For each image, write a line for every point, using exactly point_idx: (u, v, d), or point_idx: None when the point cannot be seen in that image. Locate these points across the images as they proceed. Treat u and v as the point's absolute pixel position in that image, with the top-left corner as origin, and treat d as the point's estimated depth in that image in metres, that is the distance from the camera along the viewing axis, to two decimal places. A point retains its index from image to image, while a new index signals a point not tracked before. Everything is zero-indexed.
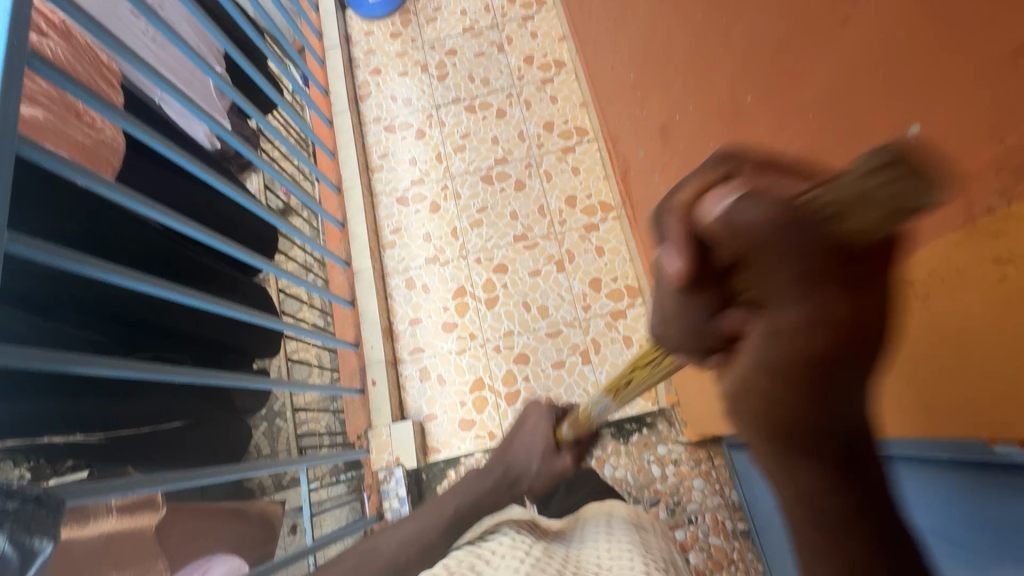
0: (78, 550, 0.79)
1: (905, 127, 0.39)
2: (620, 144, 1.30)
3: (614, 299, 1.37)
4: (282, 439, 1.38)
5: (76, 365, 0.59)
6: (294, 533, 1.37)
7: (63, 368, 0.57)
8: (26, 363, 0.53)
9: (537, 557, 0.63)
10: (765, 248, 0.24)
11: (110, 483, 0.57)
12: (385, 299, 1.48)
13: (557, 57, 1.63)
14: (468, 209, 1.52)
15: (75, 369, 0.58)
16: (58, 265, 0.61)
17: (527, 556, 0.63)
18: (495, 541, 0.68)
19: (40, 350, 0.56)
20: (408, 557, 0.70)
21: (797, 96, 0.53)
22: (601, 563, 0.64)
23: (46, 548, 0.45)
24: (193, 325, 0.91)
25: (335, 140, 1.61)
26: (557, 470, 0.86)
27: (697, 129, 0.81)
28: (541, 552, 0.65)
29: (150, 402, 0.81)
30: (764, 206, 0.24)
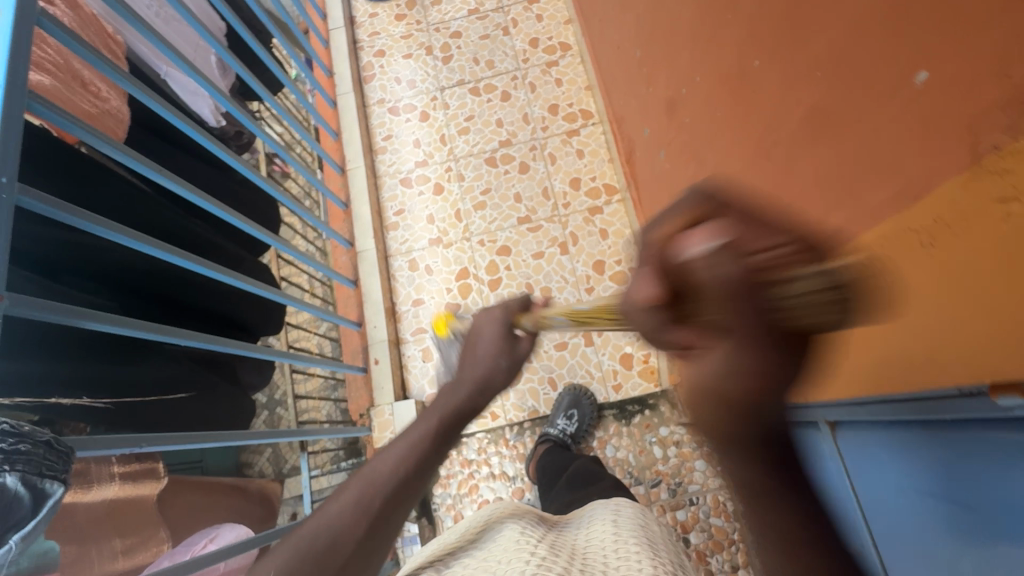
0: (82, 515, 0.80)
1: (913, 74, 0.39)
2: (626, 125, 1.29)
3: (617, 282, 1.37)
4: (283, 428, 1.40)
5: (84, 320, 0.60)
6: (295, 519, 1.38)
7: (70, 321, 0.58)
8: (35, 313, 0.54)
9: (542, 557, 0.66)
10: (716, 299, 0.25)
11: (118, 437, 0.58)
12: (388, 280, 1.48)
13: (563, 40, 1.62)
14: (472, 191, 1.52)
15: (83, 323, 0.60)
16: (65, 221, 0.62)
17: (533, 557, 0.66)
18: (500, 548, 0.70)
19: (50, 303, 0.57)
20: (407, 473, 0.61)
21: (801, 55, 0.53)
22: (609, 563, 0.65)
23: (57, 492, 0.48)
24: (199, 296, 0.92)
25: (340, 122, 1.61)
26: (521, 359, 0.74)
27: (702, 102, 0.80)
28: (547, 552, 0.68)
29: (155, 370, 0.82)
30: (729, 263, 0.25)
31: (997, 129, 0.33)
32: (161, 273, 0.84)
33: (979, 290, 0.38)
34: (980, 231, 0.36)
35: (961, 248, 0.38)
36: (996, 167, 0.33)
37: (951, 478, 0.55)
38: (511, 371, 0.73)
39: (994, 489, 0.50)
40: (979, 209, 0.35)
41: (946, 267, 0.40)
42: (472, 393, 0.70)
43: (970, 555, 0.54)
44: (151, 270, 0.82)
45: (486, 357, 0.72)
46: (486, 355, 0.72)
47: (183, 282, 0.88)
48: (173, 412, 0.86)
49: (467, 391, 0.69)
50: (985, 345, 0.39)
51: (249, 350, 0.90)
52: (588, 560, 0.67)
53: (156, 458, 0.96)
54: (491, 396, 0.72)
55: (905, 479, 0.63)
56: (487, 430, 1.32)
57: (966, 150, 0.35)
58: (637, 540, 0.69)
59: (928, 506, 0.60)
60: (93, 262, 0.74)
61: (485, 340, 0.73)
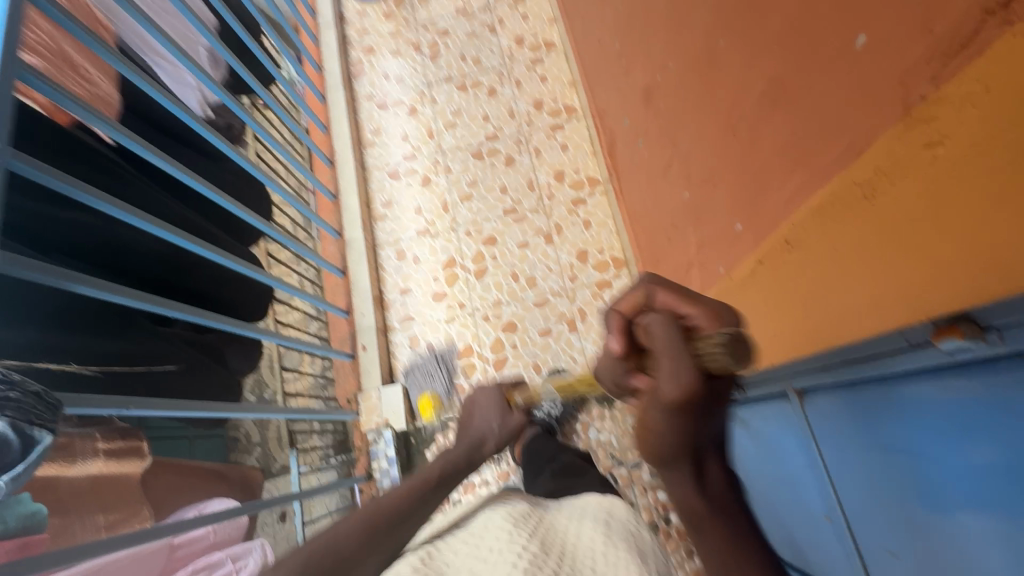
0: (66, 488, 0.81)
1: (857, 38, 0.42)
2: (607, 118, 1.33)
3: (600, 270, 1.40)
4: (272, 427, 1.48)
5: (73, 284, 0.62)
6: (284, 521, 1.35)
7: (62, 283, 0.60)
8: (25, 274, 0.56)
9: (534, 553, 0.63)
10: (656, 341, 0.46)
11: (106, 398, 0.60)
12: (376, 270, 1.51)
13: (548, 38, 1.67)
14: (459, 183, 1.55)
15: (72, 287, 0.62)
16: (56, 189, 0.65)
17: (524, 551, 0.63)
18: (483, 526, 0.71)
19: (40, 265, 0.59)
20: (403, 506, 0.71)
21: (761, 31, 0.57)
22: (597, 561, 0.63)
23: (45, 439, 0.50)
24: (187, 277, 0.95)
25: (329, 116, 1.64)
26: (511, 427, 0.99)
27: (676, 86, 0.85)
28: (538, 547, 0.65)
29: (142, 345, 0.84)
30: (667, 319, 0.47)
31: (925, 79, 0.36)
32: (146, 250, 0.85)
33: (915, 231, 0.40)
34: (912, 173, 0.39)
35: (898, 190, 0.40)
36: (924, 114, 0.37)
37: (904, 434, 0.59)
38: (501, 433, 0.97)
39: (944, 442, 0.53)
40: (908, 154, 0.39)
41: (887, 210, 0.42)
42: (467, 450, 0.91)
43: (927, 507, 0.58)
44: (138, 247, 0.83)
45: (486, 423, 0.98)
46: (485, 418, 1.00)
47: (170, 261, 0.90)
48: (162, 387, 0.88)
49: (464, 449, 0.90)
50: (914, 283, 0.42)
51: (236, 326, 0.93)
52: (575, 558, 0.65)
53: (141, 438, 0.94)
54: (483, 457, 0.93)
55: (869, 438, 0.66)
56: None
57: (901, 102, 0.39)
58: (627, 546, 0.66)
59: (890, 463, 0.63)
60: (86, 239, 0.76)
61: (484, 407, 1.02)
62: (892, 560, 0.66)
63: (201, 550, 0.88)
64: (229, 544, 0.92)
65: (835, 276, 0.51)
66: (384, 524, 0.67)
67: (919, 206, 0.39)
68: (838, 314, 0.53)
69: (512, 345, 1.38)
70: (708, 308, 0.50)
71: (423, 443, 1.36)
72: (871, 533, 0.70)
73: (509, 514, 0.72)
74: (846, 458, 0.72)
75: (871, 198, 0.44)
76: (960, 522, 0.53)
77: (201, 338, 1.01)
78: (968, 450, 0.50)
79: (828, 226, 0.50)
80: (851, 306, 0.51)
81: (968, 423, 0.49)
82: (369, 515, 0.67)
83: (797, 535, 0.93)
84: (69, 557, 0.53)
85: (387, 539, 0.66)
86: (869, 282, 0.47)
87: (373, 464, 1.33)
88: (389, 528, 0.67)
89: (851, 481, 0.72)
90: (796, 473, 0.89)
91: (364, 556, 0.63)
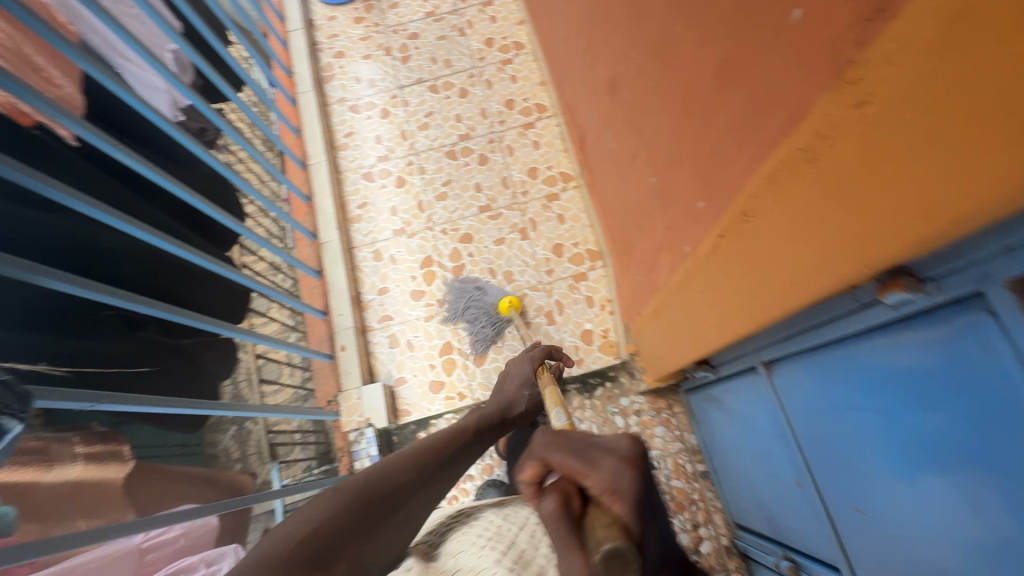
0: (44, 494, 0.79)
1: (791, 14, 0.45)
2: (576, 113, 1.36)
3: (576, 263, 1.43)
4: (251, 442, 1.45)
5: (40, 277, 0.60)
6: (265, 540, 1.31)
7: (31, 276, 0.59)
8: None
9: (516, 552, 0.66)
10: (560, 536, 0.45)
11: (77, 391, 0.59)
12: (353, 271, 1.50)
13: (516, 40, 1.71)
14: (433, 183, 1.56)
15: (39, 280, 0.60)
16: (19, 181, 0.63)
17: (505, 550, 0.66)
18: (483, 519, 0.73)
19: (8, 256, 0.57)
20: (452, 452, 0.79)
21: (708, 16, 0.60)
22: None
23: (15, 428, 0.49)
24: (160, 279, 0.93)
25: (300, 119, 1.64)
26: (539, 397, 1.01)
27: (637, 74, 0.88)
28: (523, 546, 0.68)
29: (113, 346, 0.82)
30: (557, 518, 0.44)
31: (850, 43, 0.39)
32: (109, 249, 0.83)
33: (853, 189, 0.43)
34: (847, 132, 0.41)
35: (834, 149, 0.43)
36: (854, 75, 0.39)
37: (869, 391, 0.61)
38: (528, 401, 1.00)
39: (905, 394, 0.56)
40: (842, 115, 0.41)
41: (826, 170, 0.45)
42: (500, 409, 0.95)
43: (895, 462, 0.60)
44: (98, 247, 0.81)
45: (512, 386, 1.01)
46: (512, 380, 1.03)
47: (142, 263, 0.89)
48: (130, 390, 0.85)
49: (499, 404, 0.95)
50: (854, 241, 0.45)
51: (215, 325, 0.93)
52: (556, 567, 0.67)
53: (121, 441, 0.95)
54: (513, 418, 0.96)
55: (832, 403, 0.69)
56: (455, 410, 1.34)
57: (833, 67, 0.42)
58: None
59: (856, 421, 0.65)
60: (55, 241, 0.75)
61: (513, 369, 1.05)
62: (859, 517, 0.70)
63: (173, 555, 0.86)
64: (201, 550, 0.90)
65: (786, 242, 0.54)
66: (431, 464, 0.75)
67: (851, 164, 0.42)
68: (789, 275, 0.56)
69: (492, 339, 1.39)
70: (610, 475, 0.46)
71: (406, 441, 1.32)
72: (840, 493, 0.73)
73: (500, 512, 0.75)
74: (812, 423, 0.76)
75: (812, 160, 0.46)
76: (921, 473, 0.56)
77: (178, 344, 0.97)
78: (928, 402, 0.53)
79: (779, 193, 0.53)
80: (800, 267, 0.53)
81: (927, 370, 0.52)
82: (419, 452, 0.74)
83: (771, 505, 0.97)
84: (38, 550, 0.52)
85: (430, 482, 0.74)
86: (817, 244, 0.50)
87: (356, 464, 1.30)
88: (433, 473, 0.74)
89: (817, 446, 0.76)
90: (768, 445, 0.92)
91: (408, 493, 0.70)
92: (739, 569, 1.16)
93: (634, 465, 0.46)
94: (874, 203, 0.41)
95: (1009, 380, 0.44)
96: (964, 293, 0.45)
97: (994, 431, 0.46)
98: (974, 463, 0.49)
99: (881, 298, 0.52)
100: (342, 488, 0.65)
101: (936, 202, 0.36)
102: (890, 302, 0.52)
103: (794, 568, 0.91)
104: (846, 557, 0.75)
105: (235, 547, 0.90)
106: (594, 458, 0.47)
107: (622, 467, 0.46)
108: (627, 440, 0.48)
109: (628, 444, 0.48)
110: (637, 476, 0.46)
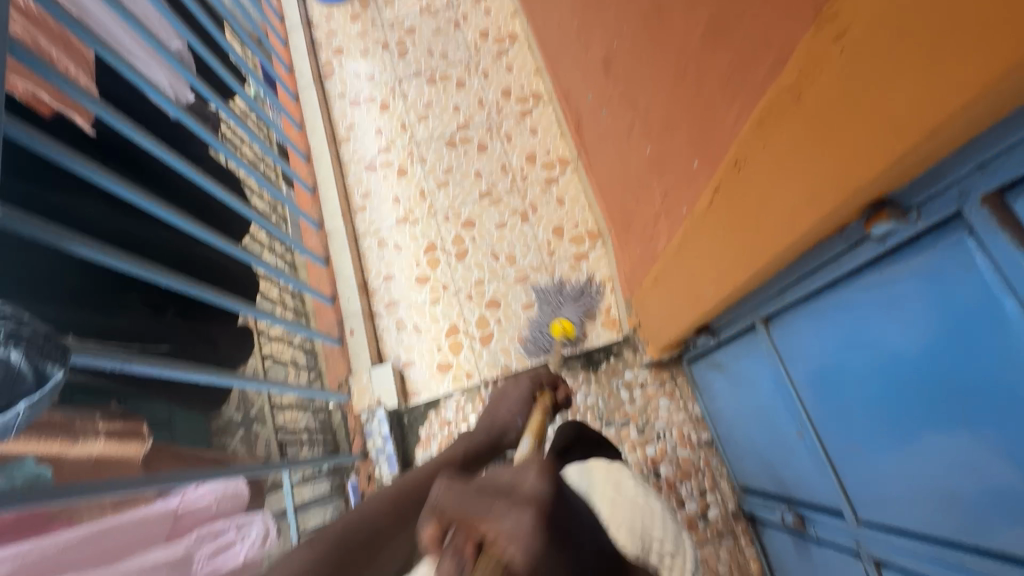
0: (69, 467, 0.82)
1: None
2: (572, 97, 1.40)
3: (576, 244, 1.46)
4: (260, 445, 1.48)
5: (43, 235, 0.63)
6: None
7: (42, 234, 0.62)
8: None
9: None
10: None
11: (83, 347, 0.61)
12: (359, 259, 1.54)
13: (510, 31, 1.75)
14: (434, 171, 1.60)
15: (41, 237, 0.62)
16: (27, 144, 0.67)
17: None
18: None
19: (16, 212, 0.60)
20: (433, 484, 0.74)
21: None
22: None
23: (57, 374, 0.51)
24: (167, 261, 0.98)
25: (303, 114, 1.68)
26: None
27: (630, 48, 0.91)
28: None
29: (135, 323, 0.85)
30: None
31: None
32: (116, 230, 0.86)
33: (831, 121, 0.46)
34: (825, 67, 0.45)
35: (814, 86, 0.47)
36: (830, 13, 0.43)
37: (859, 323, 0.65)
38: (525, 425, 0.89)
39: (891, 319, 0.59)
40: (824, 51, 0.45)
41: (807, 107, 0.49)
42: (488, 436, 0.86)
43: (887, 389, 0.63)
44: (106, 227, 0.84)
45: (503, 410, 0.90)
46: (504, 405, 0.91)
47: (152, 245, 0.94)
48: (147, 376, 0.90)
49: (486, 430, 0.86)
50: (835, 172, 0.48)
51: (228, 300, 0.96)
52: None
53: (140, 422, 0.99)
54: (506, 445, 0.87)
55: (828, 347, 0.72)
56: (463, 389, 1.36)
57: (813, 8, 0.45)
58: None
59: (850, 356, 0.68)
60: (72, 217, 0.79)
61: (507, 394, 0.93)
62: (859, 456, 0.72)
63: (206, 519, 0.94)
64: (233, 515, 0.99)
65: (776, 183, 0.57)
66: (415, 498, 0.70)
67: (829, 97, 0.46)
68: (779, 217, 0.59)
69: (497, 320, 1.41)
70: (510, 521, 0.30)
71: (416, 421, 1.36)
72: (838, 433, 0.76)
73: None
74: (808, 367, 0.79)
75: (795, 100, 0.50)
76: (916, 400, 0.59)
77: (195, 326, 1.00)
78: (918, 330, 0.56)
79: (767, 138, 0.56)
80: (789, 206, 0.57)
81: (908, 292, 0.56)
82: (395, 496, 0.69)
83: (773, 460, 0.99)
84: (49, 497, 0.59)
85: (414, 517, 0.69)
86: (803, 180, 0.53)
87: (368, 444, 1.34)
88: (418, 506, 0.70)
89: (816, 393, 0.78)
90: (768, 401, 0.95)
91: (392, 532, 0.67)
92: (747, 533, 1.18)
93: (542, 508, 0.31)
94: (850, 132, 0.45)
95: (991, 293, 0.46)
96: (946, 216, 0.48)
97: (982, 346, 0.49)
98: (966, 379, 0.52)
99: (869, 231, 0.55)
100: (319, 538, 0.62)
101: (904, 118, 0.39)
102: (877, 235, 0.55)
103: (799, 520, 0.93)
104: (847, 498, 0.77)
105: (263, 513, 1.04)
106: (493, 493, 0.32)
107: (523, 510, 0.31)
108: (536, 477, 0.34)
109: (535, 480, 0.34)
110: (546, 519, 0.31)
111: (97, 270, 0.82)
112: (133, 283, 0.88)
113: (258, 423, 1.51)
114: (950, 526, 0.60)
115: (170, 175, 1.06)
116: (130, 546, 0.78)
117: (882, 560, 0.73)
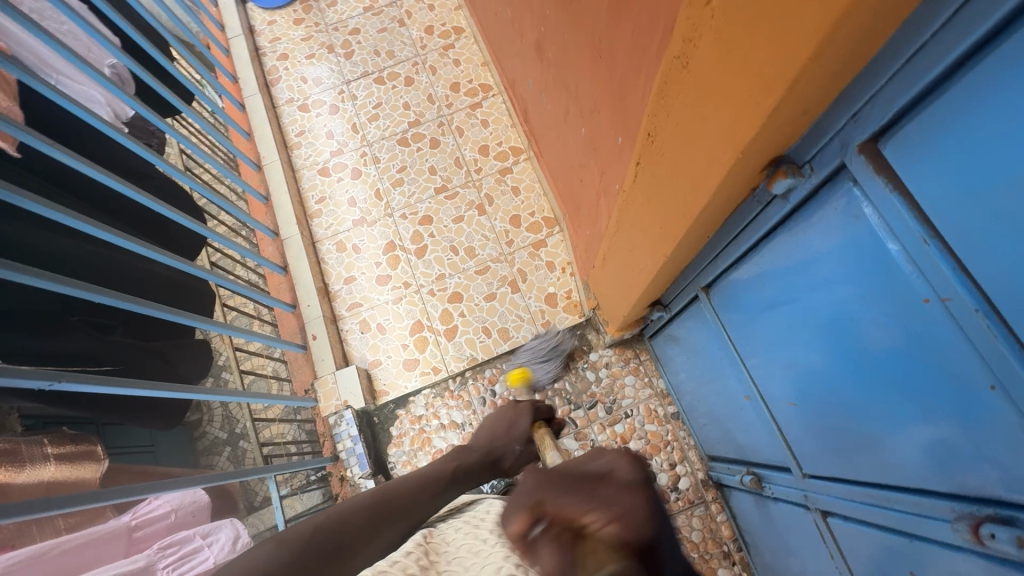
0: (18, 491, 0.85)
1: None
2: (517, 87, 1.40)
3: (534, 231, 1.47)
4: (248, 458, 1.47)
5: None
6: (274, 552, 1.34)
7: None
8: None
9: None
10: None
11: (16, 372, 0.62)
12: (318, 264, 1.53)
13: (455, 25, 1.75)
14: (389, 170, 1.60)
15: None
16: None
17: None
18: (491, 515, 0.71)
19: None
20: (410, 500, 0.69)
21: None
22: None
23: None
24: (112, 281, 0.97)
25: (250, 122, 1.67)
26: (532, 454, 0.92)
27: (554, 30, 0.92)
28: None
29: (81, 345, 0.86)
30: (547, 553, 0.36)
31: None
32: (48, 253, 0.85)
33: (717, 81, 0.48)
34: (702, 32, 0.47)
35: (696, 50, 0.49)
36: None
37: (781, 284, 0.67)
38: (519, 456, 0.90)
39: (806, 278, 0.61)
40: (699, 15, 0.46)
41: (696, 71, 0.50)
42: (483, 457, 0.85)
43: (813, 346, 0.65)
44: (35, 250, 0.83)
45: (504, 440, 0.90)
46: (504, 431, 0.91)
47: (97, 266, 0.94)
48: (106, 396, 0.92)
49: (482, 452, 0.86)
50: (730, 132, 0.50)
51: (177, 313, 0.96)
52: None
53: (92, 442, 1.04)
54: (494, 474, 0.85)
55: (757, 307, 0.75)
56: (432, 385, 1.37)
57: None
58: None
59: (780, 316, 0.70)
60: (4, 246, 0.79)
61: (506, 418, 0.93)
62: (794, 410, 0.75)
63: (167, 528, 1.02)
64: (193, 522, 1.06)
65: (683, 150, 0.59)
66: (389, 510, 0.66)
67: (709, 61, 0.47)
68: (694, 183, 0.61)
69: (460, 313, 1.42)
70: (613, 505, 0.36)
71: (386, 420, 1.36)
72: (776, 392, 0.78)
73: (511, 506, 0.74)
74: (746, 331, 0.81)
75: (686, 69, 0.52)
76: (832, 350, 0.61)
77: (146, 344, 1.00)
78: (829, 283, 0.57)
79: (670, 106, 0.58)
80: (699, 170, 0.58)
81: (817, 249, 0.57)
82: (377, 497, 0.67)
83: (731, 427, 1.01)
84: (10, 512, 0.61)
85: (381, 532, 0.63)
86: (704, 144, 0.55)
87: (338, 446, 1.32)
88: (384, 523, 0.64)
89: (755, 354, 0.80)
90: (717, 367, 0.97)
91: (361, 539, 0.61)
92: (717, 499, 1.19)
93: (638, 495, 0.38)
94: (735, 91, 0.46)
95: (875, 237, 0.48)
96: (832, 168, 0.50)
97: (873, 289, 0.51)
98: (876, 333, 0.53)
99: (773, 190, 0.58)
100: (287, 536, 0.57)
101: (774, 73, 0.42)
102: (783, 193, 0.57)
103: (756, 481, 0.95)
104: (794, 456, 0.79)
105: (233, 520, 1.07)
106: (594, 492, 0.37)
107: (626, 496, 0.37)
108: (624, 463, 0.41)
109: (627, 467, 0.40)
110: (646, 507, 0.37)
111: (36, 296, 0.81)
112: (79, 307, 0.87)
113: (245, 440, 1.49)
114: (873, 468, 0.62)
115: (111, 195, 1.05)
116: (73, 566, 0.83)
117: (828, 509, 0.75)
